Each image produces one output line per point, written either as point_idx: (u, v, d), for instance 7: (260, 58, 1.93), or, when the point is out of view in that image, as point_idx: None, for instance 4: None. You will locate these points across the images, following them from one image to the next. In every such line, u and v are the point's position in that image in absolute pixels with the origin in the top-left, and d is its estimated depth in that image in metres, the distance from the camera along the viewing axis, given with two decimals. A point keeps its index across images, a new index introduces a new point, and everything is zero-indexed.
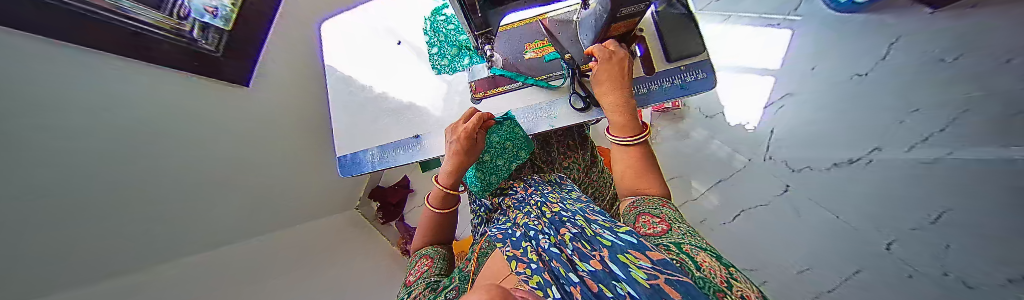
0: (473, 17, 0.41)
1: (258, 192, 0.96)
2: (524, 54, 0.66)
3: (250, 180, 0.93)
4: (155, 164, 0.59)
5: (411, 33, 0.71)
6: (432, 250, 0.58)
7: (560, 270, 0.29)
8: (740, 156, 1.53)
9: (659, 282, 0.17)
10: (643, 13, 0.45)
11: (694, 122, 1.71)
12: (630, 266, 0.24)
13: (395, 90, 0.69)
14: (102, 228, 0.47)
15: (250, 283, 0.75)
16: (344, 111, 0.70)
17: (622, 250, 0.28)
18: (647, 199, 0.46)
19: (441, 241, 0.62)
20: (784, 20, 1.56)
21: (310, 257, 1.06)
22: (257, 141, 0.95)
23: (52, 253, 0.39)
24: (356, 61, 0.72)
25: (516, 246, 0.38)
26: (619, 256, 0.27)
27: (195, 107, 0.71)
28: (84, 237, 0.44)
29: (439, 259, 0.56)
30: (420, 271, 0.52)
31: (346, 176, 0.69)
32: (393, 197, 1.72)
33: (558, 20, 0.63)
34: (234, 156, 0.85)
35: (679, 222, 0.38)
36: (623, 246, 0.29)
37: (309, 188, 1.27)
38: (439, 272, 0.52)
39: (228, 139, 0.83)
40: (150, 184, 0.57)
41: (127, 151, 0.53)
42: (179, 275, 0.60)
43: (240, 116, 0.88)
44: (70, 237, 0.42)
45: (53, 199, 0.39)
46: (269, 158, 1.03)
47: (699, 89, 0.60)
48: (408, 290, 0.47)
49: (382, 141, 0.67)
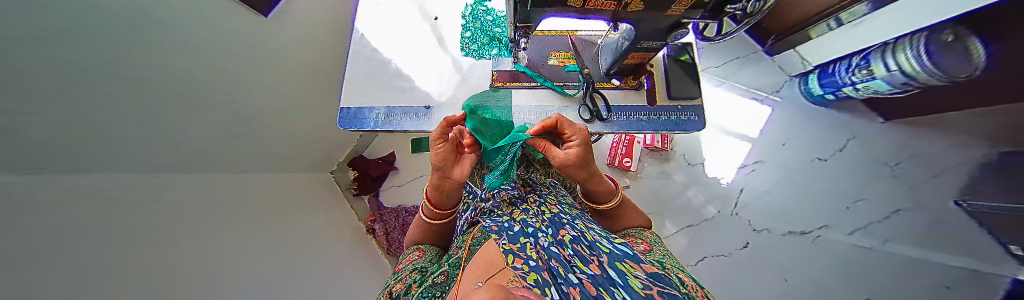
0: (520, 11, 0.46)
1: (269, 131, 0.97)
2: (548, 59, 0.72)
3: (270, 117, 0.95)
4: (175, 74, 0.53)
5: (448, 15, 0.80)
6: (426, 246, 0.59)
7: (560, 270, 0.27)
8: (712, 207, 1.53)
9: (653, 292, 0.22)
10: (659, 50, 0.54)
11: (677, 167, 1.63)
12: (628, 274, 0.26)
13: (420, 60, 0.75)
14: (139, 110, 0.47)
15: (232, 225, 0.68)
16: (362, 66, 0.74)
17: (619, 258, 0.30)
18: (634, 229, 0.57)
19: (434, 236, 0.62)
20: (768, 97, 1.62)
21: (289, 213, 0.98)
22: (293, 90, 1.02)
23: (88, 117, 0.38)
24: (391, 29, 0.78)
25: (514, 240, 0.35)
26: (617, 264, 0.29)
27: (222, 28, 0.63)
28: (133, 115, 0.46)
29: (430, 253, 0.56)
30: (410, 260, 0.52)
31: (344, 128, 0.70)
32: (375, 170, 1.55)
33: (584, 40, 0.73)
34: (264, 93, 0.87)
35: (659, 247, 0.46)
36: (620, 254, 0.31)
37: (303, 144, 1.22)
38: (427, 260, 0.52)
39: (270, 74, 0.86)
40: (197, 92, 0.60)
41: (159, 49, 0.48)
42: (182, 184, 0.58)
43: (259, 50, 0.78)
44: (88, 126, 0.38)
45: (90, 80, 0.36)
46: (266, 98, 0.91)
47: (692, 128, 0.66)
48: (398, 274, 0.46)
49: (391, 102, 0.71)
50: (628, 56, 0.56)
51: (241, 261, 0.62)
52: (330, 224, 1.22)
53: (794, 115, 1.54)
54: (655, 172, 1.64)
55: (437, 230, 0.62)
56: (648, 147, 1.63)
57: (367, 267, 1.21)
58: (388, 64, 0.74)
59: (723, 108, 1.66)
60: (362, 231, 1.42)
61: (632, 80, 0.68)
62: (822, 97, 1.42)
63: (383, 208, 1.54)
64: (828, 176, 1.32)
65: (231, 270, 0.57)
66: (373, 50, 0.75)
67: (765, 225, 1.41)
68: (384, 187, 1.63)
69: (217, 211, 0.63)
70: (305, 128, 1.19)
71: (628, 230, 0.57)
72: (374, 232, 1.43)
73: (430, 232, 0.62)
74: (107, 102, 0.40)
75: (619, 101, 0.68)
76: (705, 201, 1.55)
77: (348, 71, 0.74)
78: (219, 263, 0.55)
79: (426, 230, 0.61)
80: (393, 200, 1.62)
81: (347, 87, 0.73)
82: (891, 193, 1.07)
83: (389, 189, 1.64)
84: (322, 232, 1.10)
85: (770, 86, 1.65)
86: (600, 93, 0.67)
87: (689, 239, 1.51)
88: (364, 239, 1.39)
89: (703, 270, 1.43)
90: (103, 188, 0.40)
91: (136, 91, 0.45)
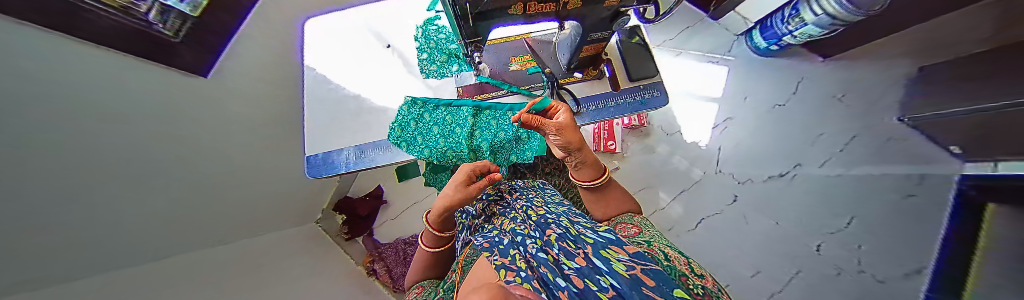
0: (465, 27, 0.45)
1: (239, 195, 0.91)
2: (508, 66, 0.72)
3: (240, 179, 0.90)
4: (121, 161, 0.49)
5: (401, 39, 0.78)
6: (428, 281, 0.55)
7: (549, 275, 0.27)
8: (698, 169, 1.60)
9: (636, 272, 0.22)
10: (608, 38, 0.56)
11: (658, 139, 1.67)
12: (611, 260, 0.26)
13: (381, 91, 0.72)
14: (93, 206, 0.43)
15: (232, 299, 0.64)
16: (320, 109, 0.70)
17: (604, 246, 0.31)
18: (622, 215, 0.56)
19: (438, 267, 0.58)
20: (722, 58, 1.74)
21: (285, 273, 0.91)
22: (256, 144, 0.96)
23: (46, 224, 0.35)
24: (343, 66, 0.74)
25: (504, 253, 0.34)
26: (602, 252, 0.29)
27: (165, 97, 0.59)
28: (88, 208, 0.42)
29: (432, 287, 0.53)
30: (413, 299, 0.49)
31: (313, 176, 0.66)
32: (363, 209, 1.48)
33: (540, 40, 0.73)
34: (227, 155, 0.82)
35: (647, 227, 0.47)
36: (605, 242, 0.32)
37: (279, 199, 1.14)
38: (431, 290, 0.48)
39: (227, 134, 0.81)
40: (147, 167, 0.55)
41: (96, 137, 0.44)
42: (165, 265, 0.54)
43: (213, 113, 0.74)
44: (50, 234, 0.35)
45: (31, 187, 0.33)
46: (230, 161, 0.84)
47: (656, 104, 0.69)
48: None
49: (358, 142, 0.68)
50: (583, 50, 0.58)
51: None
52: (330, 275, 1.15)
53: (747, 68, 1.66)
54: (639, 148, 1.67)
55: (443, 261, 0.58)
56: (628, 126, 1.66)
57: None
58: (348, 101, 0.71)
59: (687, 77, 1.75)
60: (363, 274, 1.35)
61: (592, 70, 0.70)
62: (767, 49, 1.55)
63: (380, 246, 1.47)
64: (801, 118, 1.44)
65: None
66: (330, 89, 0.72)
67: (747, 175, 1.49)
68: (376, 224, 1.55)
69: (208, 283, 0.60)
70: (274, 182, 1.10)
71: (618, 218, 0.55)
72: (375, 272, 1.38)
73: (430, 266, 0.57)
74: (65, 197, 0.38)
75: (586, 93, 0.70)
76: (690, 165, 1.61)
77: (305, 118, 0.70)
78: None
79: (426, 264, 0.57)
80: (388, 234, 1.55)
81: (309, 135, 0.68)
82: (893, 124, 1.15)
83: (383, 223, 1.56)
84: (324, 286, 1.04)
85: (722, 47, 1.75)
86: (566, 89, 0.69)
87: (684, 204, 1.56)
88: (367, 281, 1.32)
89: (703, 231, 1.48)
90: (102, 280, 0.39)
91: (82, 190, 0.41)
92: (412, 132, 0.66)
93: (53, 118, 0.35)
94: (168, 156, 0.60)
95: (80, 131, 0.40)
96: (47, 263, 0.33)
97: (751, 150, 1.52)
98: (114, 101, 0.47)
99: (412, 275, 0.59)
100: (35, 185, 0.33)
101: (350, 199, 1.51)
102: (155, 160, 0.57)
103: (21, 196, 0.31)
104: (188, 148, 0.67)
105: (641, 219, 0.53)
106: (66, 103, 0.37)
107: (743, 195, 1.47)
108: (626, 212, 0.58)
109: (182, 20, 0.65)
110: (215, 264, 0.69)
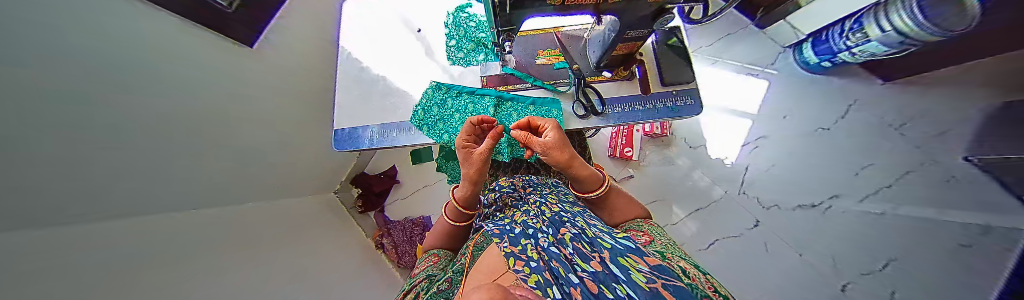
0: (501, 16, 0.44)
1: (271, 160, 0.98)
2: (536, 59, 0.72)
3: (271, 146, 0.97)
4: (166, 119, 0.53)
5: (431, 25, 0.79)
6: (441, 250, 0.56)
7: (561, 270, 0.27)
8: (719, 188, 1.51)
9: (657, 285, 0.21)
10: (646, 38, 0.53)
11: (679, 151, 1.59)
12: (630, 269, 0.25)
13: (407, 73, 0.74)
14: (134, 157, 0.47)
15: (248, 257, 0.68)
16: (351, 86, 0.73)
17: (622, 253, 0.30)
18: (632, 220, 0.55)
19: (452, 240, 0.60)
20: (763, 72, 1.60)
21: (301, 238, 0.98)
22: (288, 115, 1.02)
23: (79, 169, 0.37)
24: (375, 46, 0.77)
25: (515, 242, 0.34)
26: (620, 259, 0.28)
27: (206, 61, 0.63)
28: (128, 158, 0.45)
29: (445, 259, 0.53)
30: (426, 265, 0.50)
31: (339, 150, 0.70)
32: (378, 186, 1.54)
33: (570, 35, 0.71)
34: (260, 121, 0.88)
35: (660, 236, 0.46)
36: (622, 249, 0.31)
37: (306, 169, 1.22)
38: (442, 266, 0.50)
39: (260, 103, 0.86)
40: (185, 126, 0.59)
41: (143, 94, 0.47)
42: (179, 223, 0.57)
43: (249, 81, 0.79)
44: (79, 179, 0.37)
45: (70, 134, 0.35)
46: (264, 128, 0.91)
47: (688, 113, 0.65)
48: (411, 281, 0.45)
49: (382, 121, 0.71)
50: (616, 48, 0.55)
51: (247, 292, 0.61)
52: (341, 244, 1.22)
53: (790, 86, 1.54)
54: (658, 159, 1.60)
55: (460, 236, 0.61)
56: (648, 134, 1.59)
57: (381, 284, 1.22)
58: (378, 81, 0.74)
59: (721, 88, 1.63)
60: (371, 248, 1.42)
61: (623, 71, 0.68)
62: (819, 65, 1.41)
63: (389, 223, 1.54)
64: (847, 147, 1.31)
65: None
66: (362, 68, 0.75)
67: (774, 201, 1.41)
68: (388, 203, 1.62)
69: (216, 245, 0.62)
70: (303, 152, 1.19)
71: (627, 223, 0.54)
72: (383, 247, 1.45)
73: (449, 237, 0.60)
74: (99, 148, 0.40)
75: (613, 93, 0.68)
76: (711, 182, 1.52)
77: (336, 94, 0.73)
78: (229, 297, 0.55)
79: (445, 235, 0.60)
80: (398, 214, 1.61)
81: (339, 110, 0.72)
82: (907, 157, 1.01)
83: (394, 203, 1.63)
84: (335, 254, 1.10)
85: (764, 59, 1.63)
86: (592, 87, 0.66)
87: (698, 224, 1.48)
88: (374, 255, 1.39)
89: (715, 253, 1.42)
90: (103, 237, 0.40)
91: (126, 141, 0.45)
92: (434, 117, 0.68)
93: (91, 73, 0.37)
94: (200, 118, 0.63)
95: (126, 87, 0.43)
96: (54, 214, 0.34)
97: (781, 175, 1.43)
98: (163, 62, 0.51)
99: (428, 241, 0.61)
100: (75, 132, 0.35)
101: (367, 175, 1.58)
102: (189, 120, 0.60)
103: (58, 141, 0.33)
104: (225, 113, 0.72)
105: (652, 226, 0.51)
106: (102, 59, 0.38)
107: (767, 221, 1.40)
108: (635, 217, 0.56)
109: None
110: (233, 224, 0.74)
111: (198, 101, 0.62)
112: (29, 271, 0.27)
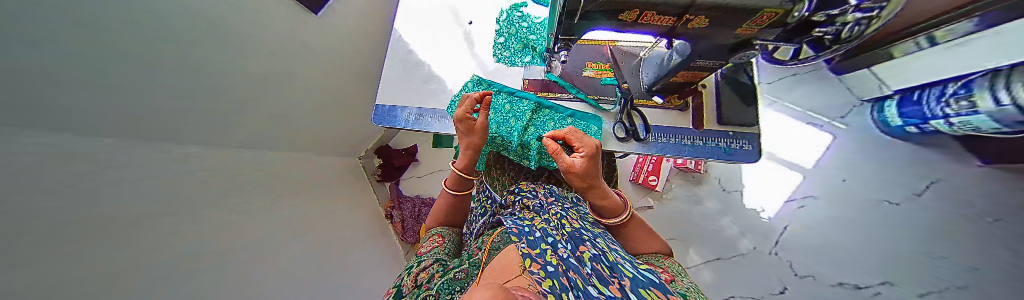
0: (563, 24, 0.42)
1: (310, 118, 1.06)
2: (583, 71, 0.70)
3: (313, 104, 1.05)
4: (218, 59, 0.58)
5: (483, 18, 0.80)
6: (445, 230, 0.58)
7: (578, 281, 0.24)
8: (747, 241, 1.36)
9: None
10: (715, 69, 0.49)
11: (710, 191, 1.47)
12: None
13: (451, 63, 0.76)
14: (181, 88, 0.51)
15: (266, 201, 0.73)
16: (398, 65, 0.77)
17: (643, 284, 0.26)
18: (652, 256, 0.52)
19: (450, 215, 0.62)
20: (829, 124, 1.42)
21: (320, 193, 1.04)
22: (333, 79, 1.10)
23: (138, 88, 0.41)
24: (425, 31, 0.80)
25: (531, 244, 0.33)
26: (640, 289, 0.24)
27: (263, 11, 0.68)
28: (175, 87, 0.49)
29: (449, 241, 0.56)
30: (431, 246, 0.52)
31: (377, 124, 0.73)
32: (398, 160, 1.61)
33: (625, 51, 0.68)
34: (306, 80, 0.95)
35: (680, 276, 0.42)
36: (645, 281, 0.27)
37: (340, 131, 1.32)
38: (445, 251, 0.52)
39: (309, 63, 0.93)
40: (237, 70, 0.64)
41: (196, 30, 0.51)
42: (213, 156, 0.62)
43: (304, 41, 0.86)
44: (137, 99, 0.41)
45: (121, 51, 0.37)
46: (310, 87, 0.99)
47: (742, 159, 0.59)
48: (418, 260, 0.45)
49: (421, 104, 0.73)
50: (675, 74, 0.52)
51: (249, 234, 0.63)
52: (354, 206, 1.29)
53: (859, 146, 1.34)
54: (685, 194, 1.49)
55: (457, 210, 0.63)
56: (678, 166, 1.49)
57: (381, 253, 1.26)
58: (423, 65, 0.76)
59: (774, 133, 1.47)
60: (382, 216, 1.48)
61: (676, 99, 0.65)
62: (902, 128, 1.22)
63: (401, 196, 1.60)
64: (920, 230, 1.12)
65: (237, 243, 0.58)
66: (411, 50, 0.78)
67: (811, 272, 1.23)
68: (404, 178, 1.69)
69: (243, 183, 0.68)
70: (342, 117, 1.28)
71: (644, 257, 0.51)
72: (392, 218, 1.51)
73: (448, 214, 0.62)
74: (151, 70, 0.43)
75: (659, 121, 0.64)
76: (740, 233, 1.38)
77: (383, 71, 0.77)
78: (230, 234, 0.57)
79: (444, 212, 0.62)
80: (412, 190, 1.67)
81: (383, 86, 0.76)
82: None
83: (410, 179, 1.70)
84: (346, 215, 1.16)
85: (835, 110, 1.44)
86: (638, 111, 0.62)
87: (716, 274, 1.35)
88: (383, 224, 1.45)
89: None
90: (133, 152, 0.42)
91: (178, 72, 0.49)
92: None
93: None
94: (252, 63, 0.68)
95: (178, 18, 0.46)
96: (108, 125, 0.38)
97: (828, 243, 1.24)
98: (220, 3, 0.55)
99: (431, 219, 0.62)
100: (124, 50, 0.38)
101: (390, 148, 1.66)
102: (241, 66, 0.66)
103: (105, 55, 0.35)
104: (278, 66, 0.79)
105: (673, 264, 0.48)
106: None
107: (796, 289, 1.23)
108: (655, 252, 0.53)
109: None
110: (264, 166, 0.79)
111: (250, 48, 0.66)
112: (54, 174, 0.29)
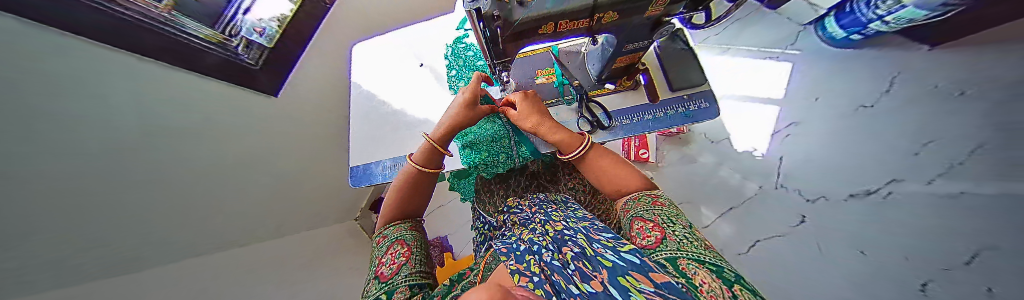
0: (495, 48, 0.46)
1: None
2: (535, 79, 0.71)
3: None
4: None
5: (431, 58, 0.83)
6: (407, 235, 0.53)
7: (562, 283, 0.24)
8: (752, 182, 1.41)
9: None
10: (648, 47, 0.52)
11: (702, 147, 1.52)
12: (630, 290, 0.19)
13: (413, 105, 0.78)
14: None
15: None
16: (364, 122, 0.78)
17: (625, 272, 0.23)
18: (636, 199, 0.48)
19: (412, 203, 0.60)
20: (783, 53, 1.49)
21: None
22: None
23: None
24: (380, 83, 0.82)
25: (519, 259, 0.32)
26: (619, 279, 0.22)
27: None
28: None
29: (416, 249, 0.50)
30: (394, 259, 0.46)
31: (355, 185, 0.73)
32: None
33: (568, 51, 0.73)
34: None
35: (673, 225, 0.37)
36: (626, 267, 0.24)
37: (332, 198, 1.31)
38: (415, 258, 0.47)
39: None
40: None
41: None
42: None
43: None
44: None
45: None
46: None
47: (703, 117, 0.62)
48: (383, 286, 0.40)
49: (394, 154, 0.74)
50: (617, 59, 0.54)
51: None
52: None
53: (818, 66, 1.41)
54: (677, 157, 1.54)
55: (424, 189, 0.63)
56: (663, 133, 1.53)
57: None
58: (387, 117, 0.78)
59: (738, 77, 1.56)
60: None
61: (627, 81, 0.66)
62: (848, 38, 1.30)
63: None
64: (895, 127, 1.08)
65: None
66: (373, 105, 0.80)
67: (819, 192, 1.22)
68: None
69: None
70: None
71: (634, 209, 0.46)
72: None
73: (411, 197, 0.60)
74: None
75: (618, 105, 0.67)
76: (743, 178, 1.43)
77: (351, 131, 0.78)
78: None
79: (406, 199, 0.60)
80: None
81: (354, 148, 0.76)
82: (968, 132, 0.87)
83: None
84: None
85: (783, 40, 1.52)
86: (596, 102, 0.66)
87: (732, 225, 1.37)
88: None
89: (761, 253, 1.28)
90: None
91: None
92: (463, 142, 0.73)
93: None
94: None
95: None
96: None
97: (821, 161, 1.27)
98: None
99: (387, 215, 0.59)
100: None
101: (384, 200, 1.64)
102: None
103: None
104: None
105: (663, 207, 0.43)
106: None
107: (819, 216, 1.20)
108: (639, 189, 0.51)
109: (262, 51, 0.90)
110: None
111: None
112: None
